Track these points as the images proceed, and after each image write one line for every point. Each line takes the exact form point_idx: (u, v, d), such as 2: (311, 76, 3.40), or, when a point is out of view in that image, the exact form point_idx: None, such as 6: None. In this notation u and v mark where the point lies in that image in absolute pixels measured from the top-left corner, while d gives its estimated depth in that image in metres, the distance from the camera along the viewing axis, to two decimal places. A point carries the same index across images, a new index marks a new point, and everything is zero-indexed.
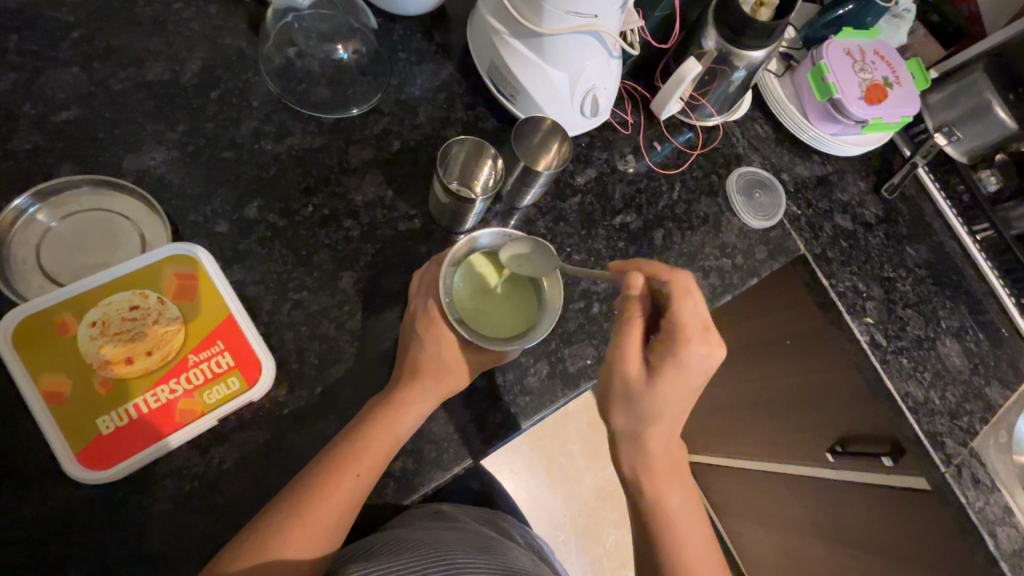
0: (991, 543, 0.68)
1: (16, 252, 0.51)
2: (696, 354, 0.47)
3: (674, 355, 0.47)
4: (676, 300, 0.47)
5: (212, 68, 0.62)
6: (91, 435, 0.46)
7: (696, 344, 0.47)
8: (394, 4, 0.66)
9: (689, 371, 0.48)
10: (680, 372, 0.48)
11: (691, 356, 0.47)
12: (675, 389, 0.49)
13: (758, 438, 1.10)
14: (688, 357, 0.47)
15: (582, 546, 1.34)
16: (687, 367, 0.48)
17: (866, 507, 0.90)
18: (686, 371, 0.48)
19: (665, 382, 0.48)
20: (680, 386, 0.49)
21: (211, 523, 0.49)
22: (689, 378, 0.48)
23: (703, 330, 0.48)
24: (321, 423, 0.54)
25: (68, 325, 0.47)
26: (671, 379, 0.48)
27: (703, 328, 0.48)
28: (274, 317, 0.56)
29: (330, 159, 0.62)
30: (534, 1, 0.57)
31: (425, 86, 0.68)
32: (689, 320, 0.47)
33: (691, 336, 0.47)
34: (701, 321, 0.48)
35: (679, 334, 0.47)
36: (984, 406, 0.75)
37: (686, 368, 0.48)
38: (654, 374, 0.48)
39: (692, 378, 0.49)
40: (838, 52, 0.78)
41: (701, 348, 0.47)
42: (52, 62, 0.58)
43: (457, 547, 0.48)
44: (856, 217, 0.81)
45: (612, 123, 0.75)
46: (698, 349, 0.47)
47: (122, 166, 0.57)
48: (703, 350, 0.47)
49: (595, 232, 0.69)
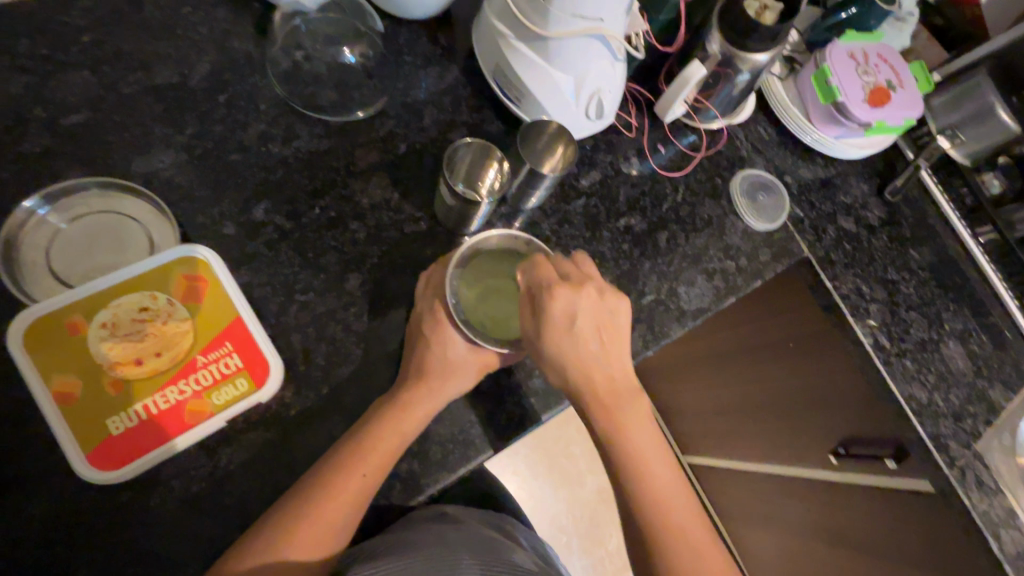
0: (995, 546, 0.68)
1: (27, 254, 0.51)
2: (575, 298, 0.50)
3: (546, 300, 0.49)
4: (533, 262, 0.51)
5: (220, 72, 0.62)
6: (101, 435, 0.46)
7: (560, 287, 0.49)
8: (400, 7, 0.66)
9: (585, 319, 0.50)
10: (557, 317, 0.49)
11: (563, 300, 0.49)
12: (583, 341, 0.51)
13: (761, 440, 1.10)
14: (558, 299, 0.49)
15: (584, 548, 1.34)
16: (574, 314, 0.50)
17: (870, 509, 0.91)
18: (560, 317, 0.49)
19: (564, 330, 0.50)
20: (583, 336, 0.51)
21: (219, 523, 0.49)
22: (590, 330, 0.51)
23: (583, 281, 0.51)
24: (328, 424, 0.54)
25: (77, 327, 0.48)
26: (570, 327, 0.50)
27: (570, 279, 0.51)
28: (281, 319, 0.56)
29: (337, 162, 0.63)
30: (540, 5, 0.58)
31: (431, 90, 0.69)
32: (550, 274, 0.50)
33: (558, 281, 0.50)
34: (568, 275, 0.51)
35: (552, 280, 0.50)
36: (988, 408, 0.75)
37: (573, 314, 0.50)
38: (542, 324, 0.49)
39: (592, 329, 0.51)
40: (841, 55, 0.78)
41: (591, 295, 0.51)
42: (61, 65, 0.58)
43: (463, 548, 0.48)
44: (859, 219, 0.82)
45: (616, 126, 0.75)
46: (588, 296, 0.50)
47: (131, 169, 0.57)
48: (594, 297, 0.51)
49: (599, 234, 0.69)
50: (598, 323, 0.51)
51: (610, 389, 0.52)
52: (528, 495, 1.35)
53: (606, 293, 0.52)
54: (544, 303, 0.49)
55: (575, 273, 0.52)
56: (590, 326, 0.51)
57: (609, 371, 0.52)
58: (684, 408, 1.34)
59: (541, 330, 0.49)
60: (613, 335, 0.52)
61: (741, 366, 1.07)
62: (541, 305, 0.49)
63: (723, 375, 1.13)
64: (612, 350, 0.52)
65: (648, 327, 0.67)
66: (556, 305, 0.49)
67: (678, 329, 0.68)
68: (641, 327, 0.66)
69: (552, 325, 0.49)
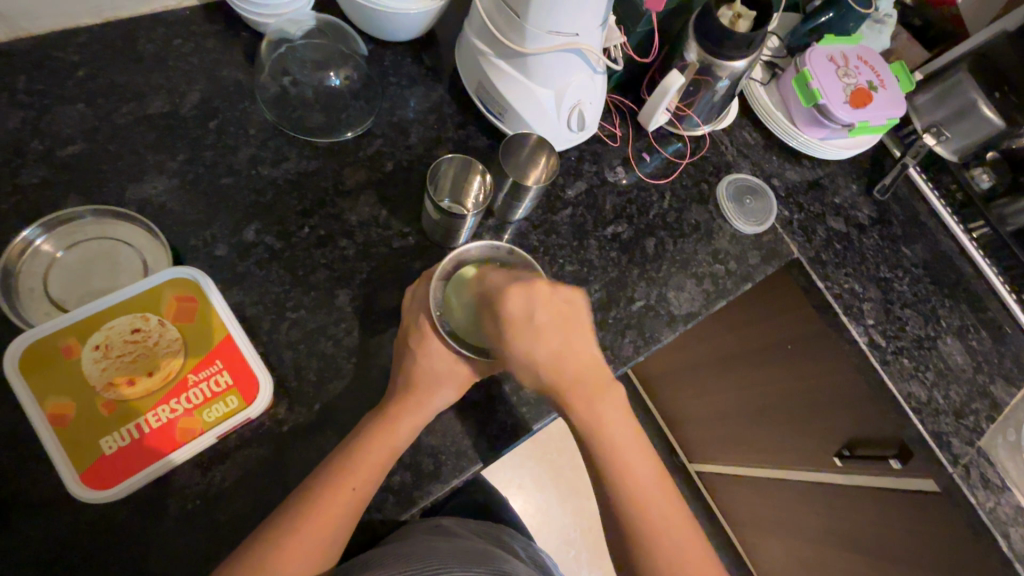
0: (1005, 544, 0.67)
1: (24, 281, 0.53)
2: (528, 293, 0.50)
3: (499, 302, 0.49)
4: (488, 269, 0.53)
5: (211, 99, 0.65)
6: (94, 455, 0.47)
7: (511, 286, 0.49)
8: (383, 31, 0.68)
9: (543, 313, 0.50)
10: (513, 316, 0.49)
11: (518, 298, 0.49)
12: (547, 337, 0.50)
13: (768, 447, 1.08)
14: (511, 300, 0.49)
15: (593, 562, 1.32)
16: (529, 310, 0.50)
17: (879, 512, 0.89)
18: (518, 315, 0.49)
19: (525, 327, 0.49)
20: (545, 329, 0.50)
21: (213, 541, 0.50)
22: (550, 324, 0.51)
23: (534, 278, 0.51)
24: (321, 438, 0.55)
25: (71, 350, 0.49)
26: (527, 322, 0.50)
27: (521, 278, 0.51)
28: (273, 336, 0.57)
29: (325, 182, 0.64)
30: (516, 23, 0.59)
31: (417, 108, 0.70)
32: (500, 277, 0.52)
33: (509, 283, 0.50)
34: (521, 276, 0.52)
35: (504, 282, 0.51)
36: (990, 404, 0.74)
37: (531, 310, 0.50)
38: (501, 323, 0.49)
39: (551, 322, 0.51)
40: (820, 59, 0.80)
41: (544, 289, 0.50)
42: (58, 99, 0.60)
43: (451, 558, 0.49)
44: (848, 219, 0.82)
45: (600, 137, 0.76)
46: (542, 290, 0.50)
47: (125, 196, 0.59)
48: (547, 291, 0.51)
49: (587, 243, 0.70)
50: (557, 316, 0.51)
51: (586, 381, 0.52)
52: (535, 509, 1.33)
53: (558, 285, 0.52)
54: (498, 304, 0.49)
55: (527, 272, 0.53)
56: (550, 320, 0.51)
57: (586, 364, 0.52)
58: (687, 416, 1.33)
59: (502, 333, 0.50)
60: (574, 327, 0.52)
61: (741, 371, 1.06)
62: (497, 307, 0.49)
63: (723, 380, 1.12)
64: (576, 343, 0.52)
65: (638, 333, 0.67)
66: (509, 305, 0.49)
67: (669, 334, 0.68)
68: (632, 333, 0.67)
69: (510, 327, 0.49)
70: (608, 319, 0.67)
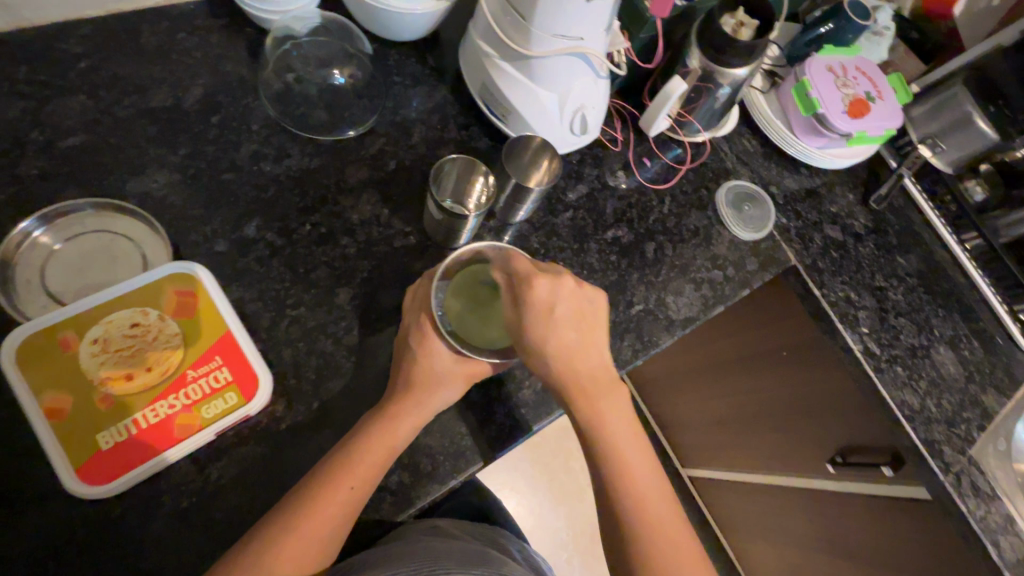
0: (993, 552, 0.68)
1: (21, 273, 0.52)
2: (555, 285, 0.50)
3: (527, 288, 0.49)
4: (509, 257, 0.52)
5: (214, 94, 0.64)
6: (91, 450, 0.47)
7: (539, 274, 0.50)
8: (388, 30, 0.68)
9: (566, 308, 0.51)
10: (538, 304, 0.49)
11: (544, 288, 0.50)
12: (564, 331, 0.51)
13: (761, 452, 1.09)
14: (539, 287, 0.49)
15: (584, 565, 1.32)
16: (554, 301, 0.50)
17: (869, 519, 0.90)
18: (542, 305, 0.50)
19: (546, 318, 0.50)
20: (564, 324, 0.51)
21: (209, 538, 0.49)
22: (571, 320, 0.51)
23: (561, 272, 0.52)
24: (319, 437, 0.54)
25: (68, 343, 0.48)
26: (551, 313, 0.50)
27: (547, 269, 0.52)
28: (272, 334, 0.57)
29: (328, 179, 0.64)
30: (522, 26, 0.60)
31: (420, 108, 0.70)
32: (528, 264, 0.51)
33: (537, 271, 0.50)
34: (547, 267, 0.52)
35: (530, 270, 0.51)
36: (981, 413, 0.75)
37: (554, 301, 0.50)
38: (524, 310, 0.50)
39: (573, 318, 0.52)
40: (819, 68, 0.81)
41: (569, 285, 0.52)
42: (59, 90, 0.60)
43: (448, 560, 0.48)
44: (845, 227, 0.83)
45: (601, 141, 0.77)
46: (567, 285, 0.51)
47: (125, 189, 0.59)
48: (572, 287, 0.52)
49: (587, 246, 0.70)
50: (577, 309, 0.52)
51: (587, 384, 0.52)
52: (528, 512, 1.33)
53: (584, 283, 0.53)
54: (525, 291, 0.49)
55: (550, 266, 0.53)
56: (571, 316, 0.51)
57: (584, 366, 0.53)
58: (680, 420, 1.34)
59: (523, 319, 0.50)
60: (592, 324, 0.53)
61: (736, 377, 1.07)
62: (521, 293, 0.50)
63: (717, 385, 1.13)
64: (591, 342, 0.53)
65: (637, 337, 0.67)
66: (537, 291, 0.49)
67: (668, 338, 0.68)
68: (630, 337, 0.67)
69: (533, 312, 0.49)
70: (608, 321, 0.67)
